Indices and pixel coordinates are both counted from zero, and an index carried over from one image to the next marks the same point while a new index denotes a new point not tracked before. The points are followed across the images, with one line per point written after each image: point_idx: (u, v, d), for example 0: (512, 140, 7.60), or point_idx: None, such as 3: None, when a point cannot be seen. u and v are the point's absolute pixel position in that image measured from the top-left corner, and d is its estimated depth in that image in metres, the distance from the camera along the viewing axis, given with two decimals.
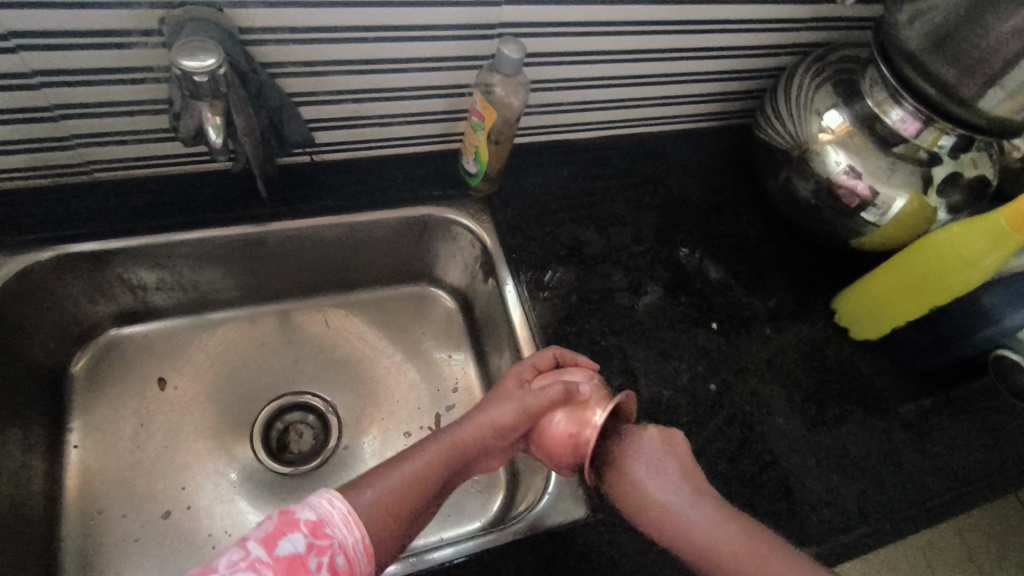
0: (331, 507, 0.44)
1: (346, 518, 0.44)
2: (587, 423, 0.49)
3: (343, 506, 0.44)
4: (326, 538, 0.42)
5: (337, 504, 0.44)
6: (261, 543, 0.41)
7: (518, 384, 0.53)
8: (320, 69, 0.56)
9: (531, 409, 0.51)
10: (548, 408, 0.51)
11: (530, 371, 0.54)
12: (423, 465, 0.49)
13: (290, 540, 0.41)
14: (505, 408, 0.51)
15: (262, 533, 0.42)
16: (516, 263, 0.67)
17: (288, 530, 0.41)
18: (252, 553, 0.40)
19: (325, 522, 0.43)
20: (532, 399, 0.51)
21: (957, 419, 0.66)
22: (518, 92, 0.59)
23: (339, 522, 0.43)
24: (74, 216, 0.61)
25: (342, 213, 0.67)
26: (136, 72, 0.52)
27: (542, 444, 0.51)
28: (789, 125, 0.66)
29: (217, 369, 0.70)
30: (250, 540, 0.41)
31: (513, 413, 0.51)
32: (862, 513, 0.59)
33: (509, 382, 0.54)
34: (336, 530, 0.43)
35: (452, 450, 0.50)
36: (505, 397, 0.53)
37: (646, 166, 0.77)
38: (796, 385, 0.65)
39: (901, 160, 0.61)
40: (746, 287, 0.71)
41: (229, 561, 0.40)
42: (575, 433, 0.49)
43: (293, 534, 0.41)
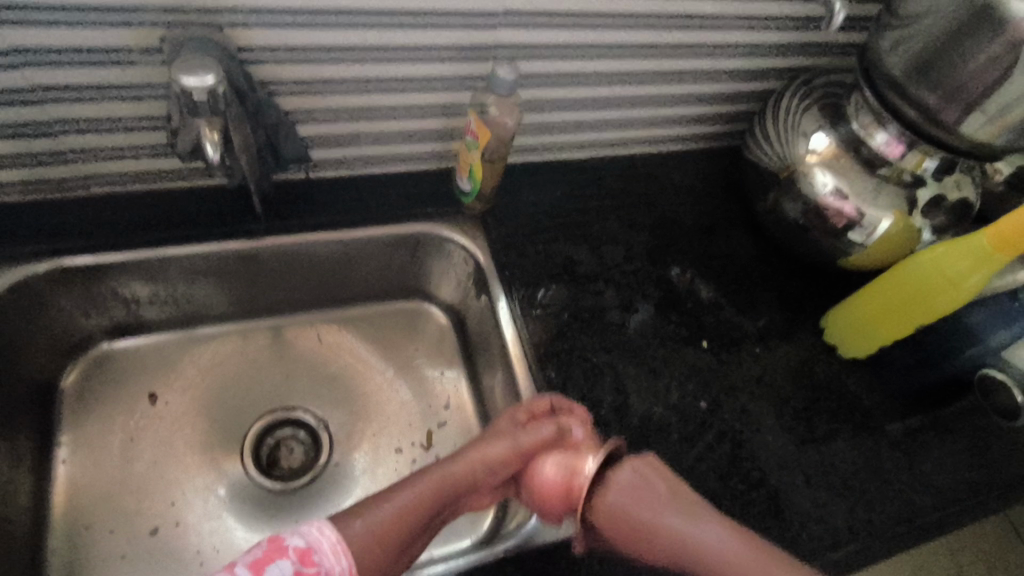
0: (320, 534, 0.44)
1: (334, 546, 0.44)
2: (577, 471, 0.50)
3: (332, 533, 0.45)
4: (313, 566, 0.43)
5: (327, 531, 0.45)
6: (250, 567, 0.43)
7: (511, 426, 0.55)
8: (317, 88, 0.57)
9: (525, 449, 0.53)
10: (540, 450, 0.52)
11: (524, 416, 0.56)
12: (416, 497, 0.49)
13: (278, 566, 0.43)
14: (501, 446, 0.52)
15: (251, 558, 0.44)
16: (509, 280, 0.68)
17: (277, 556, 0.44)
18: None
19: (314, 550, 0.44)
20: (527, 438, 0.53)
21: (945, 437, 0.66)
22: (512, 112, 0.60)
23: (327, 550, 0.44)
24: (69, 230, 0.61)
25: (336, 229, 0.67)
26: (136, 89, 0.52)
27: (532, 487, 0.52)
28: (777, 146, 0.68)
29: (210, 385, 0.70)
30: (239, 565, 0.43)
31: (505, 454, 0.52)
32: (852, 530, 0.59)
33: (504, 425, 0.55)
34: (323, 558, 0.44)
35: (445, 483, 0.50)
36: (499, 435, 0.54)
37: (637, 186, 0.78)
38: (786, 402, 0.66)
39: (887, 182, 0.62)
40: (736, 306, 0.72)
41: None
42: (567, 479, 0.50)
43: (280, 561, 0.43)
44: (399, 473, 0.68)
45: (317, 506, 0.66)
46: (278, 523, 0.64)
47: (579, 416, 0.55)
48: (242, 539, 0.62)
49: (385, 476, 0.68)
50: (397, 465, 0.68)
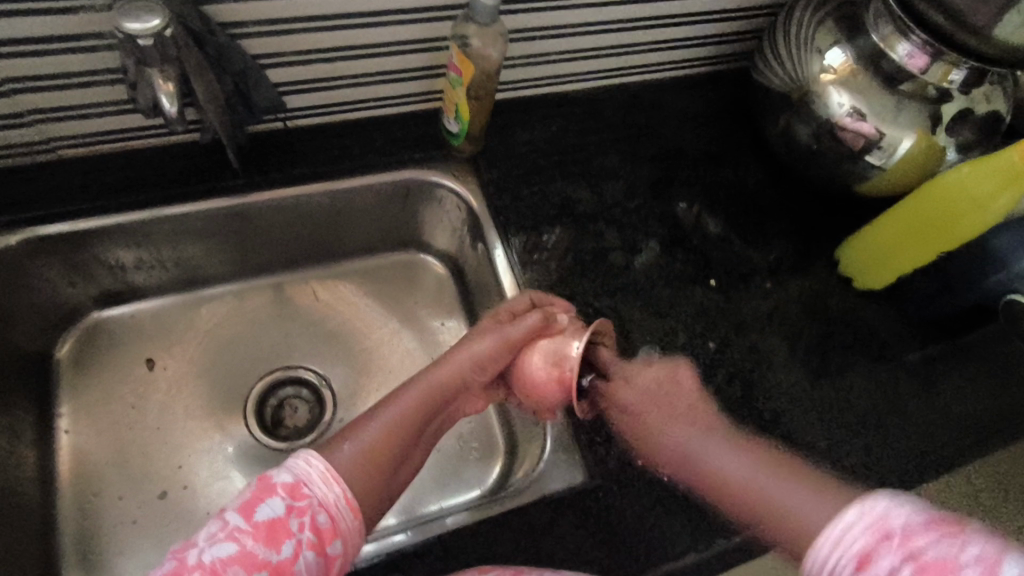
0: (308, 467, 0.41)
1: (324, 475, 0.41)
2: (565, 362, 0.51)
3: (320, 464, 0.41)
4: (305, 499, 0.40)
5: (314, 463, 0.41)
6: (239, 511, 0.38)
7: (494, 324, 0.54)
8: (284, 27, 0.53)
9: (512, 340, 0.53)
10: (527, 339, 0.53)
11: (505, 313, 0.55)
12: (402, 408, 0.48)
13: (270, 506, 0.38)
14: (483, 349, 0.52)
15: (241, 501, 0.39)
16: (505, 225, 0.65)
17: (266, 495, 0.39)
18: (231, 522, 0.38)
19: (304, 482, 0.40)
20: (512, 329, 0.53)
21: (966, 367, 0.64)
22: (496, 42, 0.55)
23: (317, 480, 0.41)
24: (39, 197, 0.58)
25: (320, 182, 0.64)
26: (86, 40, 0.48)
27: (523, 382, 0.53)
28: (789, 66, 0.62)
29: (207, 348, 0.69)
30: (228, 511, 0.39)
31: (487, 353, 0.52)
32: (867, 466, 0.57)
33: (485, 323, 0.54)
34: (314, 488, 0.40)
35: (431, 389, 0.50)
36: (481, 333, 0.54)
37: (639, 116, 0.73)
38: (799, 339, 0.63)
39: (909, 99, 0.57)
40: (747, 240, 0.68)
41: (208, 534, 0.37)
42: (556, 373, 0.51)
43: (270, 499, 0.38)
44: None
45: None
46: None
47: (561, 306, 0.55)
48: None
49: None
50: None
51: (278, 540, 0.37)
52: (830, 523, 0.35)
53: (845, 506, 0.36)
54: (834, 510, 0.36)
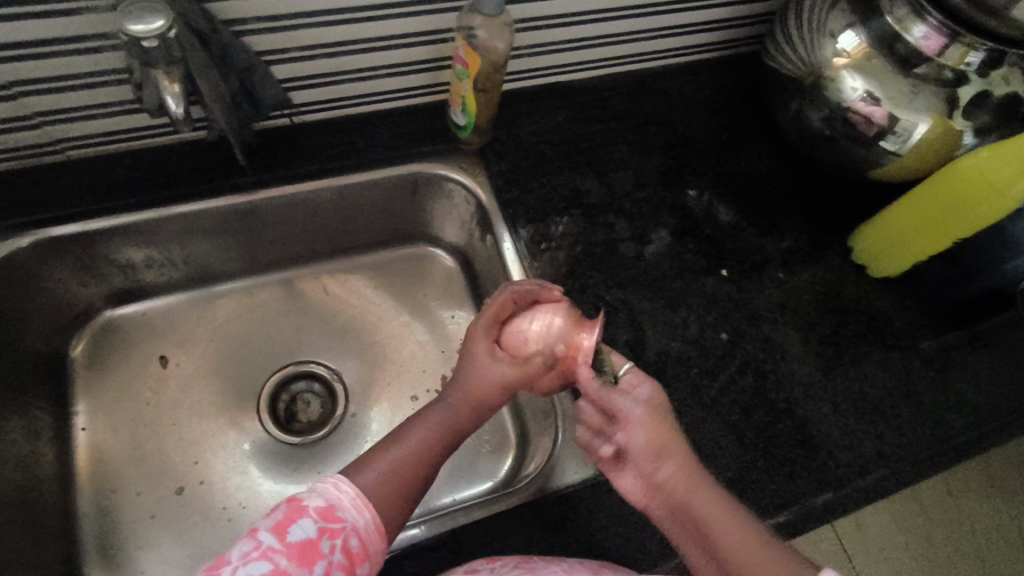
0: (338, 491, 0.42)
1: (355, 500, 0.42)
2: (576, 348, 0.49)
3: (350, 489, 0.42)
4: (338, 522, 0.40)
5: (344, 487, 0.42)
6: (271, 532, 0.39)
7: (488, 343, 0.51)
8: (288, 23, 0.52)
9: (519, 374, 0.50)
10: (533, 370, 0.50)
11: (494, 325, 0.52)
12: (424, 435, 0.48)
13: (302, 527, 0.39)
14: (491, 374, 0.50)
15: (272, 522, 0.39)
16: (514, 218, 0.64)
17: (298, 517, 0.39)
18: (263, 542, 0.38)
19: (335, 506, 0.41)
20: (519, 366, 0.50)
21: (982, 354, 0.63)
22: (502, 33, 0.55)
23: (348, 505, 0.41)
24: (48, 198, 0.58)
25: (328, 177, 0.63)
26: (90, 41, 0.48)
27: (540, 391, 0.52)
28: (801, 49, 0.61)
29: (220, 344, 0.69)
30: (261, 529, 0.39)
31: (496, 384, 0.50)
32: (882, 455, 0.57)
33: (477, 342, 0.51)
34: (346, 513, 0.41)
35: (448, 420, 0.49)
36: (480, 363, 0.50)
37: (648, 104, 0.72)
38: (812, 328, 0.63)
39: (925, 82, 0.56)
40: (759, 228, 0.67)
41: (241, 553, 0.38)
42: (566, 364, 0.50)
43: (304, 520, 0.39)
44: None
45: (337, 457, 0.66)
46: (300, 476, 0.65)
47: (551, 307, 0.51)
48: (267, 493, 0.63)
49: None
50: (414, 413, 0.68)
51: (312, 561, 0.38)
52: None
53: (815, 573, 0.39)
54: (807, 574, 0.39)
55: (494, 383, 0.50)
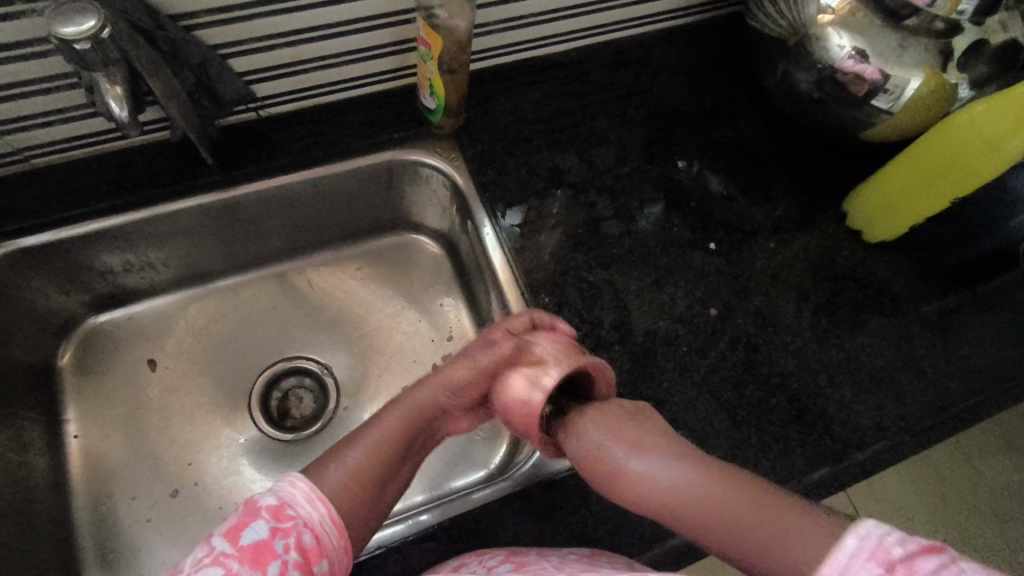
0: (292, 488, 0.41)
1: (308, 495, 0.41)
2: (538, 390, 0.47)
3: (304, 484, 0.41)
4: (289, 520, 0.40)
5: (299, 484, 0.41)
6: (225, 536, 0.39)
7: (485, 342, 0.51)
8: (240, 13, 0.50)
9: (486, 369, 0.50)
10: (501, 364, 0.50)
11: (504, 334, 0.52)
12: (388, 428, 0.46)
13: (254, 529, 0.39)
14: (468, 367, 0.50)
15: (227, 526, 0.39)
16: (493, 201, 0.63)
17: (251, 519, 0.39)
18: (217, 547, 0.38)
19: (288, 504, 0.40)
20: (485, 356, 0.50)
21: (986, 316, 0.61)
22: (462, 11, 0.52)
23: (302, 500, 0.40)
24: (18, 209, 0.57)
25: (300, 170, 0.62)
26: (36, 45, 0.47)
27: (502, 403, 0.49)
28: (784, 7, 0.58)
29: (207, 345, 0.69)
30: (216, 535, 0.39)
31: (471, 373, 0.50)
32: (880, 427, 0.55)
33: (477, 342, 0.51)
34: (298, 509, 0.40)
35: (412, 407, 0.48)
36: (463, 355, 0.51)
37: (629, 75, 0.69)
38: (806, 298, 0.61)
39: (914, 35, 0.53)
40: (749, 197, 0.65)
41: (196, 559, 0.38)
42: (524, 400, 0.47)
43: (255, 523, 0.39)
44: None
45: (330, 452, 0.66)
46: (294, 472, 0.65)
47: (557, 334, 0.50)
48: (261, 490, 0.64)
49: None
50: None
51: (264, 561, 0.38)
52: (833, 548, 0.31)
53: (838, 536, 0.31)
54: (823, 538, 0.32)
55: (473, 377, 0.50)
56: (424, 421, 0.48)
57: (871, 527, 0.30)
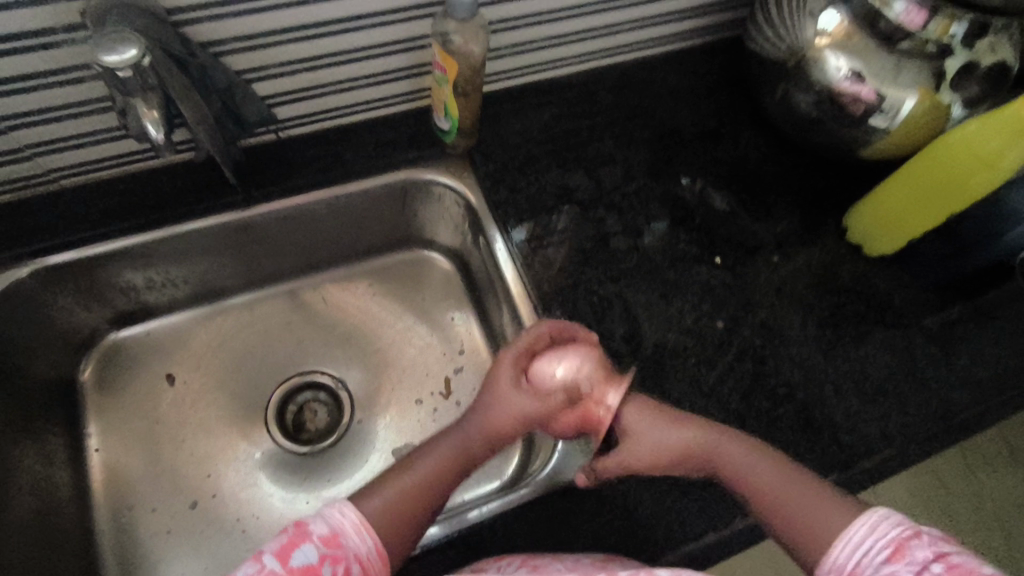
0: (343, 517, 0.43)
1: (357, 526, 0.42)
2: (598, 403, 0.50)
3: (354, 514, 0.43)
4: (340, 548, 0.41)
5: (349, 514, 0.43)
6: (276, 555, 0.39)
7: (513, 374, 0.51)
8: (264, 40, 0.53)
9: (533, 416, 0.50)
10: (549, 410, 0.50)
11: (523, 357, 0.52)
12: (433, 467, 0.48)
13: (305, 552, 0.39)
14: (513, 409, 0.50)
15: (277, 545, 0.40)
16: (505, 218, 0.65)
17: (302, 540, 0.40)
18: (267, 565, 0.39)
19: (340, 533, 0.42)
20: (533, 405, 0.50)
21: (985, 327, 0.62)
22: (477, 36, 0.54)
23: (352, 531, 0.42)
24: (47, 227, 0.59)
25: (319, 189, 0.64)
26: (74, 71, 0.49)
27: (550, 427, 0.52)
28: (782, 30, 0.60)
29: (224, 360, 0.71)
30: (265, 553, 0.39)
31: (518, 417, 0.50)
32: (886, 436, 0.57)
33: (502, 375, 0.51)
34: (349, 539, 0.42)
35: (456, 448, 0.49)
36: (500, 396, 0.50)
37: (633, 96, 0.72)
38: (811, 310, 0.62)
39: (908, 57, 0.55)
40: (752, 213, 0.67)
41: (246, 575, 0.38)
42: (585, 413, 0.50)
43: (306, 545, 0.39)
44: (422, 424, 0.69)
45: (345, 464, 0.67)
46: (311, 485, 0.66)
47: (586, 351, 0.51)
48: (278, 503, 0.65)
49: (410, 428, 0.69)
50: (419, 416, 0.69)
51: None
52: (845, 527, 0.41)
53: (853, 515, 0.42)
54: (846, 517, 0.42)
55: (518, 423, 0.50)
56: (467, 462, 0.49)
57: (890, 511, 0.40)
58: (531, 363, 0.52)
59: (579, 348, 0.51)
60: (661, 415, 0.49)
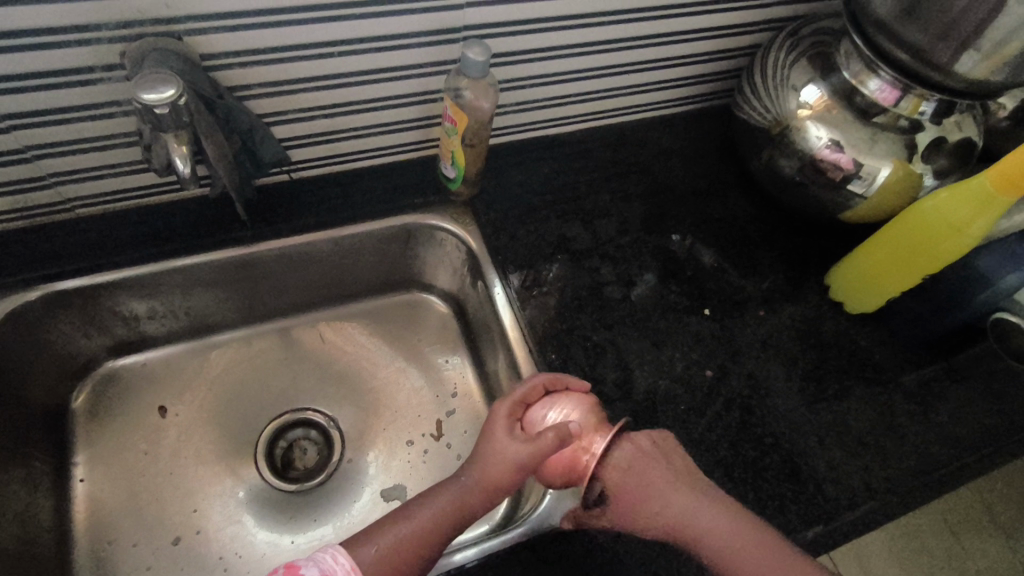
0: (334, 563, 0.44)
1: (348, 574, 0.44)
2: (584, 450, 0.49)
3: (346, 561, 0.44)
4: None
5: (341, 559, 0.45)
6: None
7: (507, 422, 0.51)
8: (288, 87, 0.56)
9: (527, 462, 0.48)
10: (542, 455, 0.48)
11: (518, 405, 0.53)
12: (431, 514, 0.48)
13: None
14: (508, 455, 0.49)
15: None
16: (504, 264, 0.67)
17: None
18: None
19: None
20: (525, 450, 0.48)
21: (960, 386, 0.65)
22: (488, 94, 0.59)
23: None
24: (58, 254, 0.61)
25: (325, 229, 0.66)
26: (105, 107, 0.52)
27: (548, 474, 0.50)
28: (767, 102, 0.65)
29: (217, 394, 0.71)
30: None
31: (515, 464, 0.48)
32: (869, 488, 0.58)
33: (497, 420, 0.51)
34: None
35: (455, 496, 0.49)
36: (496, 446, 0.49)
37: (629, 155, 0.76)
38: (795, 363, 0.65)
39: (884, 130, 0.60)
40: (739, 269, 0.70)
41: None
42: (573, 458, 0.49)
43: None
44: (413, 465, 0.69)
45: (333, 503, 0.67)
46: (297, 524, 0.65)
47: (575, 399, 0.52)
48: (263, 541, 0.64)
49: (399, 469, 0.68)
50: (410, 457, 0.69)
51: None
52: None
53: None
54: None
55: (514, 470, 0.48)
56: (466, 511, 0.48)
57: None
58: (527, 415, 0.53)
59: (572, 399, 0.52)
60: (658, 463, 0.48)
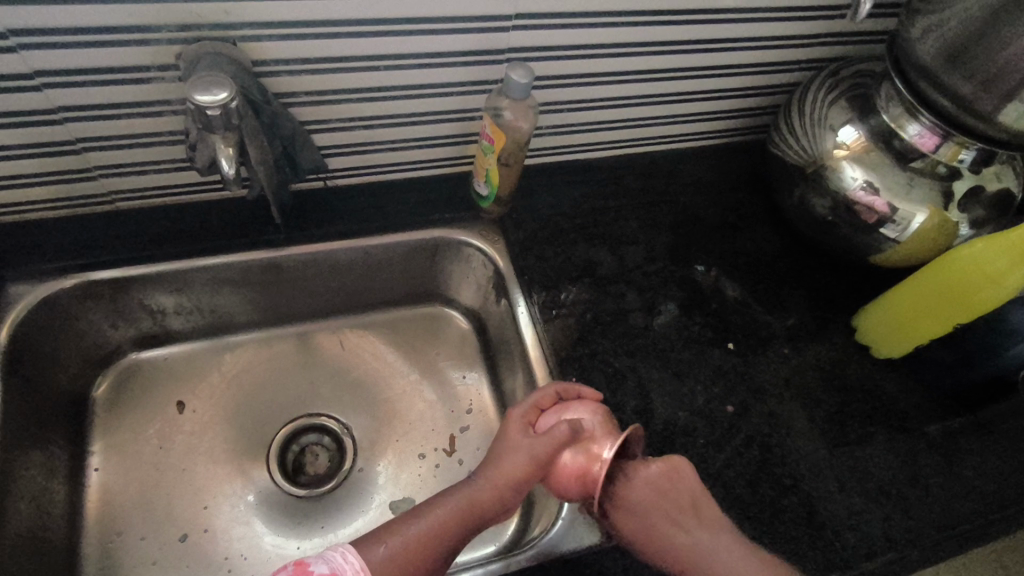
0: (345, 561, 0.44)
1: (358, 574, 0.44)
2: (595, 457, 0.49)
3: (356, 560, 0.44)
4: None
5: (351, 557, 0.45)
6: None
7: (522, 425, 0.53)
8: (331, 97, 0.57)
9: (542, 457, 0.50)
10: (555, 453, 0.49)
11: (531, 412, 0.54)
12: (443, 515, 0.48)
13: None
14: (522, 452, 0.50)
15: None
16: (529, 283, 0.67)
17: None
18: None
19: None
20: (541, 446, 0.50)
21: (988, 440, 0.64)
22: (527, 115, 0.60)
23: None
24: (96, 244, 0.62)
25: (355, 238, 0.67)
26: (154, 106, 0.53)
27: (561, 481, 0.50)
28: (803, 140, 0.65)
29: (234, 393, 0.71)
30: None
31: (525, 462, 0.51)
32: (888, 538, 0.57)
33: (512, 424, 0.53)
34: None
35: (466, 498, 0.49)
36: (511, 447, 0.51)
37: (659, 184, 0.77)
38: (818, 405, 0.64)
39: (919, 175, 0.60)
40: (765, 305, 0.70)
41: None
42: (584, 467, 0.49)
43: None
44: (423, 479, 0.68)
45: (342, 512, 0.66)
46: (304, 530, 0.65)
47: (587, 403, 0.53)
48: (269, 545, 0.63)
49: (409, 483, 0.68)
50: (421, 471, 0.69)
51: None
52: None
53: None
54: None
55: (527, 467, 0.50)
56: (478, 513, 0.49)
57: None
58: (539, 419, 0.54)
59: (583, 405, 0.53)
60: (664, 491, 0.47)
